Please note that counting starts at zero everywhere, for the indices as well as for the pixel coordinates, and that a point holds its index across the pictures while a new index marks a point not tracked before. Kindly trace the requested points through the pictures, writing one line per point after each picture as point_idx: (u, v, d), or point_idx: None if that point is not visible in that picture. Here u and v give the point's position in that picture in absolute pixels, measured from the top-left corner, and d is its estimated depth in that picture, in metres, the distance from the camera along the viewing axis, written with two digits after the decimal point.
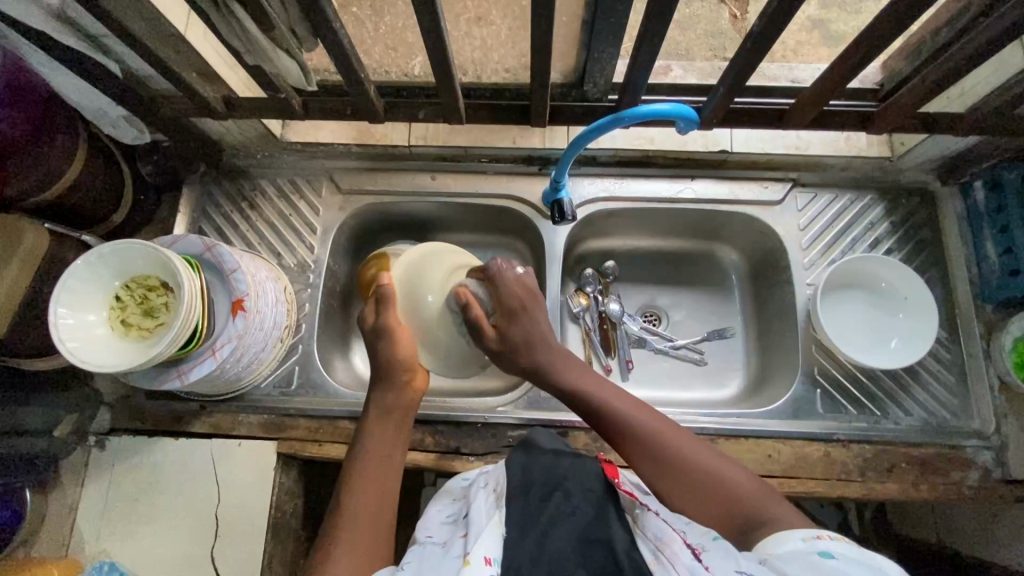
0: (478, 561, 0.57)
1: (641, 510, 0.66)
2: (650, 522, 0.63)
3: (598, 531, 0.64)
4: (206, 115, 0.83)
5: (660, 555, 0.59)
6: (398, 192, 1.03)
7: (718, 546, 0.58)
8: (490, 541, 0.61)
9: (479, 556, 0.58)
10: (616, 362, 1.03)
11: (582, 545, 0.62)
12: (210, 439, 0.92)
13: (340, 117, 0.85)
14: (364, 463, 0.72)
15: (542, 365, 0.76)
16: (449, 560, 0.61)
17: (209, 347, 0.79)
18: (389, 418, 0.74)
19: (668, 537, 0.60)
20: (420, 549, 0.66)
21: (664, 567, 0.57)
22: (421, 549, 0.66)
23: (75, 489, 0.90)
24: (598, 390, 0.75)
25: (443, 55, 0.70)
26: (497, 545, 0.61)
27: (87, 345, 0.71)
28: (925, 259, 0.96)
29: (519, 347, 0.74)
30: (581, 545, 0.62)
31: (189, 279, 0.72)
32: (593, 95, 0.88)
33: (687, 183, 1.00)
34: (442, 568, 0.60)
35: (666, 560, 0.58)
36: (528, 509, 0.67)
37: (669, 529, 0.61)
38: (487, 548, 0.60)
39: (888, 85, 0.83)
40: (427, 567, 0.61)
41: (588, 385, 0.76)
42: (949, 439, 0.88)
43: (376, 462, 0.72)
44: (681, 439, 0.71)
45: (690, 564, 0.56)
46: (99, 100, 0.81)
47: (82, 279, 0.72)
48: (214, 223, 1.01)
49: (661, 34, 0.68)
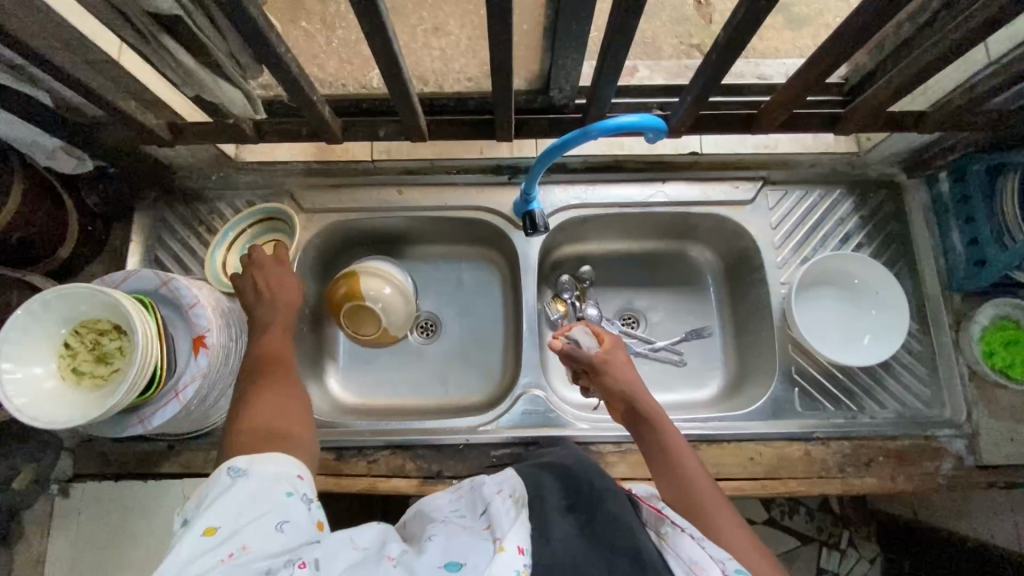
0: (513, 549, 0.56)
1: (671, 528, 0.62)
2: (683, 543, 0.60)
3: (622, 536, 0.59)
4: (150, 143, 0.78)
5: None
6: (363, 209, 0.99)
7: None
8: (521, 532, 0.59)
9: (513, 544, 0.57)
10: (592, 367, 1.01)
11: (606, 552, 0.58)
12: (180, 479, 0.88)
13: (295, 139, 0.81)
14: (256, 426, 0.66)
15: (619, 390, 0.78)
16: (479, 543, 0.59)
17: (172, 389, 0.75)
18: (267, 370, 0.74)
19: (705, 562, 0.58)
20: (441, 526, 0.64)
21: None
22: (444, 529, 0.63)
23: (41, 542, 0.86)
24: (656, 426, 0.75)
25: (399, 74, 0.67)
26: (528, 535, 0.59)
27: (39, 401, 0.67)
28: (894, 252, 0.97)
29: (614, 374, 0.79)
30: (607, 552, 0.58)
31: (142, 321, 0.68)
32: (559, 101, 0.86)
33: (658, 186, 0.99)
34: (473, 551, 0.57)
35: None
36: (551, 509, 0.64)
37: (706, 554, 0.59)
38: (520, 537, 0.58)
39: (852, 79, 0.84)
40: (456, 543, 0.59)
41: (654, 415, 0.76)
42: (924, 430, 0.90)
43: (279, 416, 0.69)
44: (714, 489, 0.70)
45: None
46: (31, 132, 0.76)
47: (25, 331, 0.67)
48: (170, 250, 0.96)
49: (625, 48, 0.66)
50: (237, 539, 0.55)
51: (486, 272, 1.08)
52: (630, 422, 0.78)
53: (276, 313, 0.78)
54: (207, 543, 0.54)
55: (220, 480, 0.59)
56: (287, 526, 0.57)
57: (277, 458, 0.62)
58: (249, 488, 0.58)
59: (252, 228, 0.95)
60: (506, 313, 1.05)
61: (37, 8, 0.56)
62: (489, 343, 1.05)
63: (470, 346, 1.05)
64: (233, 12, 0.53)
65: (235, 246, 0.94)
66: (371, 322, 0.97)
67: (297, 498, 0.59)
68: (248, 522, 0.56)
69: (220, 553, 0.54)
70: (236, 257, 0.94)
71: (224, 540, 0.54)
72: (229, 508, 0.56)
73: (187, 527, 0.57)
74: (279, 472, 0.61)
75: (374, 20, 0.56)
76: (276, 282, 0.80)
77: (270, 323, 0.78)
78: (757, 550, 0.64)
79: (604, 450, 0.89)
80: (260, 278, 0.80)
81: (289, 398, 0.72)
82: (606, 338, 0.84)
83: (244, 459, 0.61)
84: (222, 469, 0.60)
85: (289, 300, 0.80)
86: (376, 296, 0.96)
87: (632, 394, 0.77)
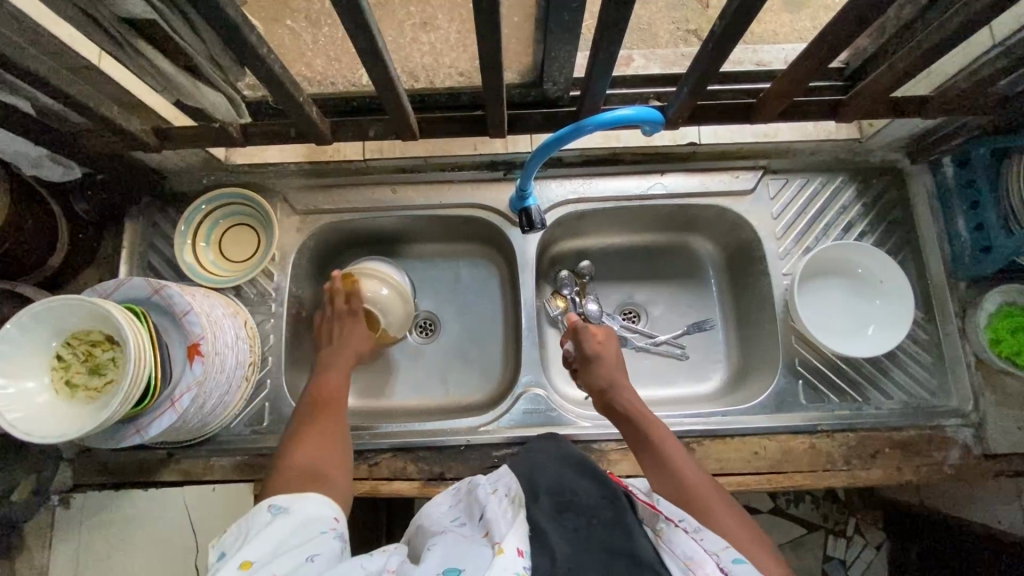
0: (512, 552, 0.56)
1: (666, 525, 0.62)
2: (679, 539, 0.60)
3: (618, 541, 0.59)
4: (136, 149, 0.77)
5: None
6: (358, 209, 0.98)
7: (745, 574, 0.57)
8: (519, 533, 0.59)
9: (512, 546, 0.57)
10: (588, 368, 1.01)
11: (601, 554, 0.57)
12: (183, 486, 0.88)
13: (284, 141, 0.79)
14: (300, 467, 0.69)
15: (614, 381, 0.81)
16: (478, 547, 0.59)
17: (168, 399, 0.74)
18: (321, 410, 0.78)
19: (700, 558, 0.58)
20: (442, 536, 0.64)
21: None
22: (443, 539, 0.63)
23: (43, 552, 0.85)
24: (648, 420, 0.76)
25: (386, 72, 0.65)
26: (525, 537, 0.59)
27: (32, 416, 0.66)
28: (898, 239, 0.95)
29: (608, 365, 0.82)
30: (603, 556, 0.57)
31: (134, 332, 0.67)
32: (553, 94, 0.84)
33: (656, 178, 0.97)
34: (472, 555, 0.57)
35: None
36: (543, 511, 0.64)
37: (700, 549, 0.59)
38: (518, 538, 0.58)
39: (852, 64, 0.83)
40: (455, 550, 0.60)
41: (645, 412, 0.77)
42: (929, 420, 0.89)
43: (320, 459, 0.71)
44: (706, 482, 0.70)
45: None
46: (16, 142, 0.75)
47: (15, 344, 0.66)
48: (163, 255, 0.95)
49: (618, 40, 0.65)
50: (270, 568, 0.56)
51: (483, 270, 1.06)
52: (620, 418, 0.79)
53: (346, 352, 0.86)
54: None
55: (260, 517, 0.62)
56: (316, 558, 0.57)
57: (316, 500, 0.65)
58: (289, 528, 0.61)
59: (214, 211, 0.94)
60: (505, 310, 1.04)
61: (12, 16, 0.54)
62: (489, 341, 1.04)
63: (469, 346, 1.04)
64: (208, 14, 0.51)
65: (202, 230, 0.93)
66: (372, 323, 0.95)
67: (330, 536, 0.62)
68: (283, 555, 0.58)
69: None
70: (204, 242, 0.93)
71: (256, 572, 0.56)
72: (267, 544, 0.58)
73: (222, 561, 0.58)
74: (317, 514, 0.63)
75: (358, 19, 0.54)
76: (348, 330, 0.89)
77: (336, 361, 0.84)
78: (756, 539, 0.63)
79: (607, 448, 0.88)
80: (333, 327, 0.89)
81: (333, 443, 0.74)
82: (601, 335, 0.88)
83: (284, 499, 0.64)
84: (263, 506, 0.63)
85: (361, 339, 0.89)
86: (375, 294, 0.94)
87: (620, 386, 0.80)
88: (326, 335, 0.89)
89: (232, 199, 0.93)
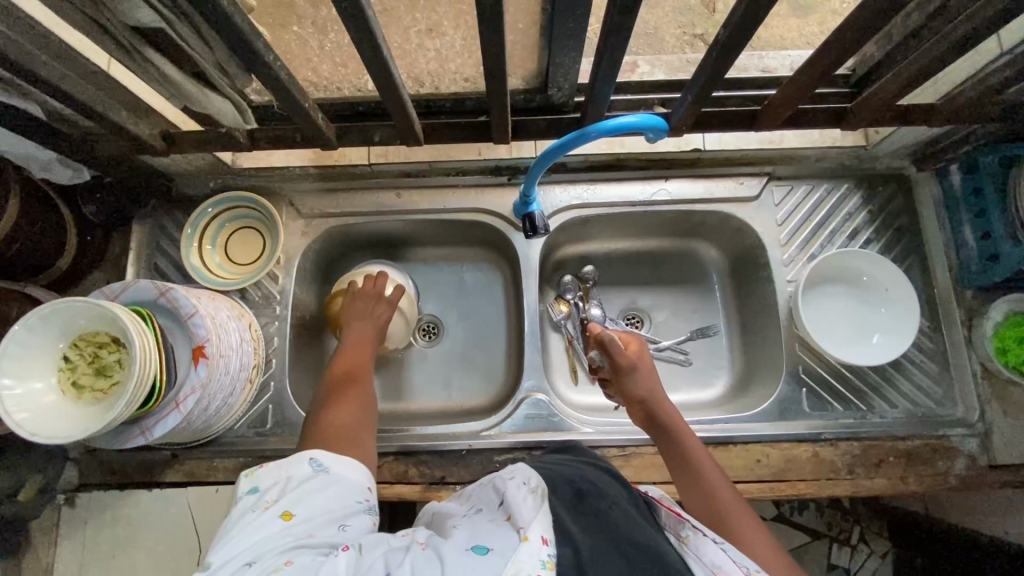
0: (537, 539, 0.55)
1: (692, 531, 0.63)
2: (706, 547, 0.60)
3: (637, 535, 0.59)
4: (144, 152, 0.78)
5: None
6: (363, 213, 0.98)
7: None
8: (544, 522, 0.58)
9: (537, 534, 0.55)
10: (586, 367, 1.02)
11: (624, 545, 0.58)
12: (184, 487, 0.89)
13: (291, 146, 0.80)
14: (332, 431, 0.73)
15: (647, 392, 0.80)
16: (504, 530, 0.58)
17: (172, 401, 0.75)
18: (341, 387, 0.80)
19: (729, 567, 0.58)
20: (465, 519, 0.63)
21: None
22: (467, 521, 0.62)
23: (49, 549, 0.88)
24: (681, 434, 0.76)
25: (391, 79, 0.65)
26: (550, 528, 0.58)
27: (37, 417, 0.66)
28: (904, 247, 0.95)
29: (642, 377, 0.81)
30: (625, 547, 0.57)
31: (139, 335, 0.67)
32: (558, 100, 0.84)
33: (661, 183, 0.97)
34: (498, 538, 0.56)
35: None
36: (562, 502, 0.64)
37: (729, 558, 0.59)
38: (543, 527, 0.57)
39: (859, 71, 0.83)
40: (483, 531, 0.58)
41: (679, 424, 0.77)
42: (935, 430, 0.88)
43: (353, 420, 0.75)
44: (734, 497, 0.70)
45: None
46: (26, 146, 0.76)
47: (23, 345, 0.67)
48: (170, 258, 0.96)
49: (622, 46, 0.65)
50: (307, 527, 0.57)
51: (487, 274, 1.07)
52: (652, 428, 0.79)
53: (365, 330, 0.89)
54: (279, 522, 0.56)
55: (301, 470, 0.62)
56: (348, 527, 0.58)
57: (355, 468, 0.65)
58: (325, 487, 0.61)
59: (220, 215, 0.95)
60: (508, 315, 1.04)
61: (23, 24, 0.55)
62: (492, 344, 1.04)
63: (472, 350, 1.04)
64: (214, 20, 0.52)
65: (209, 233, 0.94)
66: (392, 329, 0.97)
67: (362, 508, 0.62)
68: (319, 515, 0.58)
69: (291, 537, 0.55)
70: (211, 245, 0.94)
71: (296, 525, 0.56)
72: (307, 499, 0.59)
73: (260, 502, 0.59)
74: (354, 482, 0.64)
75: (364, 27, 0.55)
76: (369, 305, 0.92)
77: (354, 341, 0.87)
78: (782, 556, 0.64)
79: (609, 454, 0.88)
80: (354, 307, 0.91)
81: (364, 411, 0.78)
82: (632, 342, 0.86)
83: (326, 455, 0.65)
84: (306, 458, 0.64)
85: (382, 317, 0.91)
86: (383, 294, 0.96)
87: (654, 398, 0.79)
88: (352, 312, 0.90)
89: (241, 202, 0.94)
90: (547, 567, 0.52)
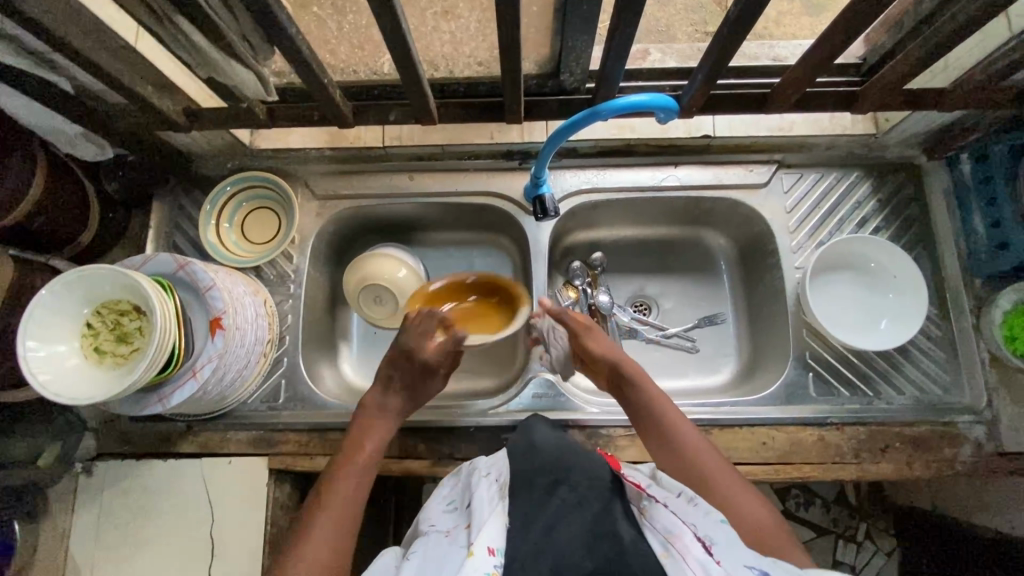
0: (482, 552, 0.56)
1: (649, 502, 0.64)
2: (659, 515, 0.61)
3: (607, 525, 0.60)
4: (166, 128, 0.80)
5: (671, 547, 0.57)
6: (376, 195, 1.00)
7: (725, 536, 0.58)
8: (493, 530, 0.58)
9: (483, 546, 0.56)
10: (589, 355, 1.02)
11: (587, 536, 0.58)
12: (199, 458, 0.90)
13: (308, 124, 0.82)
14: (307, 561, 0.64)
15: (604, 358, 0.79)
16: (455, 549, 0.59)
17: (189, 368, 0.77)
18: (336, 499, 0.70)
19: (679, 531, 0.59)
20: (424, 539, 0.64)
21: (675, 560, 0.55)
22: (426, 543, 0.63)
23: (65, 517, 0.88)
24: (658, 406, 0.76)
25: (408, 57, 0.67)
26: (500, 535, 0.58)
27: (61, 378, 0.69)
28: (913, 235, 0.95)
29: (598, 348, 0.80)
30: (587, 537, 0.58)
31: (161, 303, 0.70)
32: (570, 85, 0.85)
33: (671, 169, 0.98)
34: (449, 557, 0.58)
35: (677, 552, 0.57)
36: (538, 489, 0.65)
37: (679, 521, 0.60)
38: (491, 537, 0.58)
39: (870, 60, 0.83)
40: (431, 560, 0.59)
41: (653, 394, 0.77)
42: (942, 416, 0.88)
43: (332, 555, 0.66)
44: (713, 458, 0.73)
45: (702, 557, 0.55)
46: (53, 118, 0.79)
47: (49, 310, 0.69)
48: (188, 237, 0.98)
49: (634, 24, 0.65)
50: None
51: (496, 259, 1.08)
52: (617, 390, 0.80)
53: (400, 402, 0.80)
54: None
55: None
56: None
57: None
58: None
59: (238, 194, 0.97)
60: None
61: None
62: None
63: None
64: None
65: (226, 211, 0.96)
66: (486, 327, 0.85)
67: None
68: None
69: None
70: (228, 223, 0.97)
71: None
72: None
73: None
74: None
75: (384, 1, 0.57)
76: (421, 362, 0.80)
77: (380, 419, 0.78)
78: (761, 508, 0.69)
79: (614, 434, 0.89)
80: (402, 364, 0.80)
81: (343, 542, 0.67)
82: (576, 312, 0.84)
83: None
84: None
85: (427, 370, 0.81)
86: (392, 278, 0.95)
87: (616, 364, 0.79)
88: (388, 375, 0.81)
89: (257, 181, 0.96)
90: None
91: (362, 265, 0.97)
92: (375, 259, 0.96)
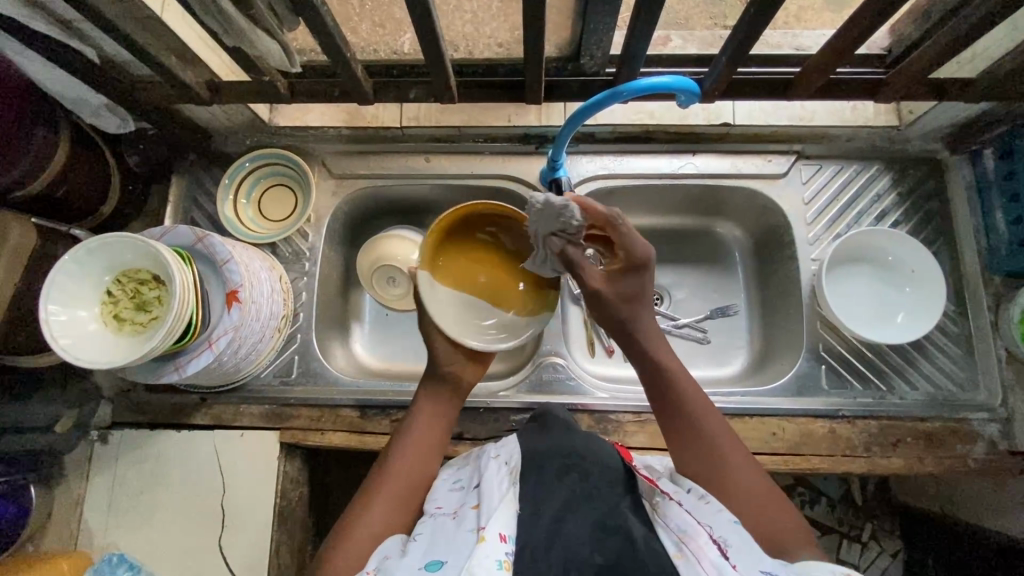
0: (494, 538, 0.56)
1: (662, 498, 0.64)
2: (673, 514, 0.61)
3: (617, 519, 0.60)
4: (189, 101, 0.81)
5: (684, 548, 0.57)
6: (391, 176, 1.00)
7: (740, 539, 0.58)
8: (505, 517, 0.58)
9: (494, 532, 0.56)
10: (595, 345, 1.01)
11: (596, 530, 0.59)
12: (212, 430, 0.91)
13: (326, 99, 0.83)
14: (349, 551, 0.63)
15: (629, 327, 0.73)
16: (463, 534, 0.59)
17: (206, 339, 0.78)
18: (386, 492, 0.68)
19: (693, 531, 0.58)
20: (432, 521, 0.64)
21: (689, 563, 0.55)
22: (432, 525, 0.63)
23: (81, 483, 0.90)
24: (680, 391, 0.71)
25: (432, 32, 0.67)
26: (511, 522, 0.58)
27: (80, 342, 0.70)
28: (933, 230, 0.94)
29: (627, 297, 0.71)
30: (597, 533, 0.59)
31: (180, 272, 0.70)
32: (589, 69, 0.84)
33: (688, 157, 0.98)
34: (457, 545, 0.58)
35: (690, 553, 0.56)
36: (548, 476, 0.65)
37: (694, 522, 0.59)
38: (502, 522, 0.58)
39: (895, 51, 0.80)
40: (441, 541, 0.60)
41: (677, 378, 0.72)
42: (954, 412, 0.87)
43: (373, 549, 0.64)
44: (734, 452, 0.68)
45: (718, 561, 0.55)
46: (81, 90, 0.79)
47: (72, 277, 0.70)
48: (205, 212, 0.98)
49: (658, 5, 0.65)
50: None
51: None
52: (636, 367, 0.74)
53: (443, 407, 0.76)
54: None
55: None
56: None
57: None
58: None
59: (256, 170, 0.98)
60: None
61: None
62: None
63: None
64: None
65: (244, 187, 0.97)
66: (520, 303, 0.78)
67: None
68: None
69: None
70: (245, 200, 0.98)
71: None
72: None
73: None
74: None
75: None
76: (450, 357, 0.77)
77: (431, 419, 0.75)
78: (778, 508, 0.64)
79: (623, 419, 0.89)
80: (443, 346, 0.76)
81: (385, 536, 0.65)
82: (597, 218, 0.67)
83: None
84: None
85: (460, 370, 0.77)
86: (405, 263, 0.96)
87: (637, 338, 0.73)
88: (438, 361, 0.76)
89: (274, 158, 0.97)
90: (504, 567, 0.53)
91: (375, 250, 0.97)
92: (386, 245, 0.97)
